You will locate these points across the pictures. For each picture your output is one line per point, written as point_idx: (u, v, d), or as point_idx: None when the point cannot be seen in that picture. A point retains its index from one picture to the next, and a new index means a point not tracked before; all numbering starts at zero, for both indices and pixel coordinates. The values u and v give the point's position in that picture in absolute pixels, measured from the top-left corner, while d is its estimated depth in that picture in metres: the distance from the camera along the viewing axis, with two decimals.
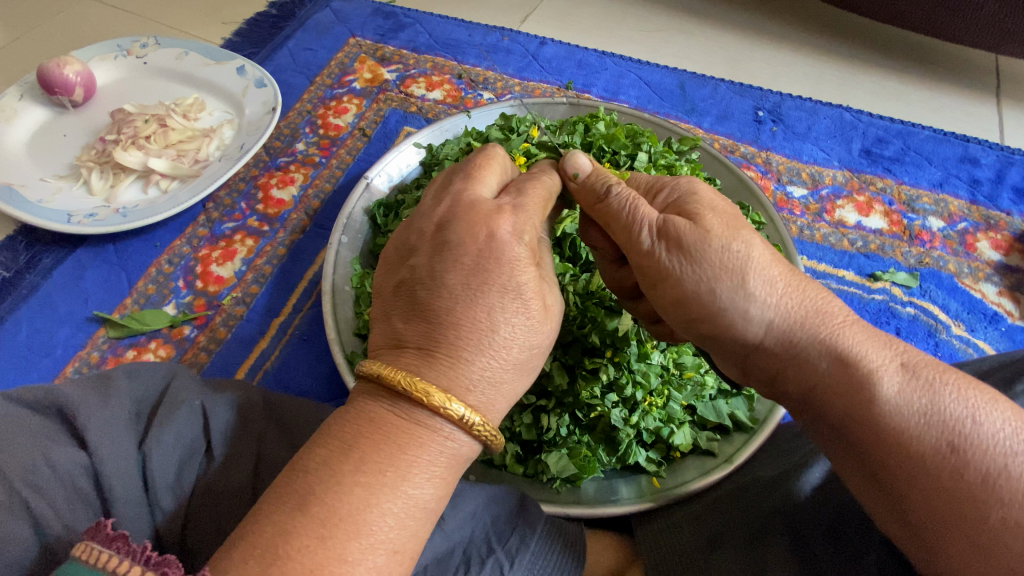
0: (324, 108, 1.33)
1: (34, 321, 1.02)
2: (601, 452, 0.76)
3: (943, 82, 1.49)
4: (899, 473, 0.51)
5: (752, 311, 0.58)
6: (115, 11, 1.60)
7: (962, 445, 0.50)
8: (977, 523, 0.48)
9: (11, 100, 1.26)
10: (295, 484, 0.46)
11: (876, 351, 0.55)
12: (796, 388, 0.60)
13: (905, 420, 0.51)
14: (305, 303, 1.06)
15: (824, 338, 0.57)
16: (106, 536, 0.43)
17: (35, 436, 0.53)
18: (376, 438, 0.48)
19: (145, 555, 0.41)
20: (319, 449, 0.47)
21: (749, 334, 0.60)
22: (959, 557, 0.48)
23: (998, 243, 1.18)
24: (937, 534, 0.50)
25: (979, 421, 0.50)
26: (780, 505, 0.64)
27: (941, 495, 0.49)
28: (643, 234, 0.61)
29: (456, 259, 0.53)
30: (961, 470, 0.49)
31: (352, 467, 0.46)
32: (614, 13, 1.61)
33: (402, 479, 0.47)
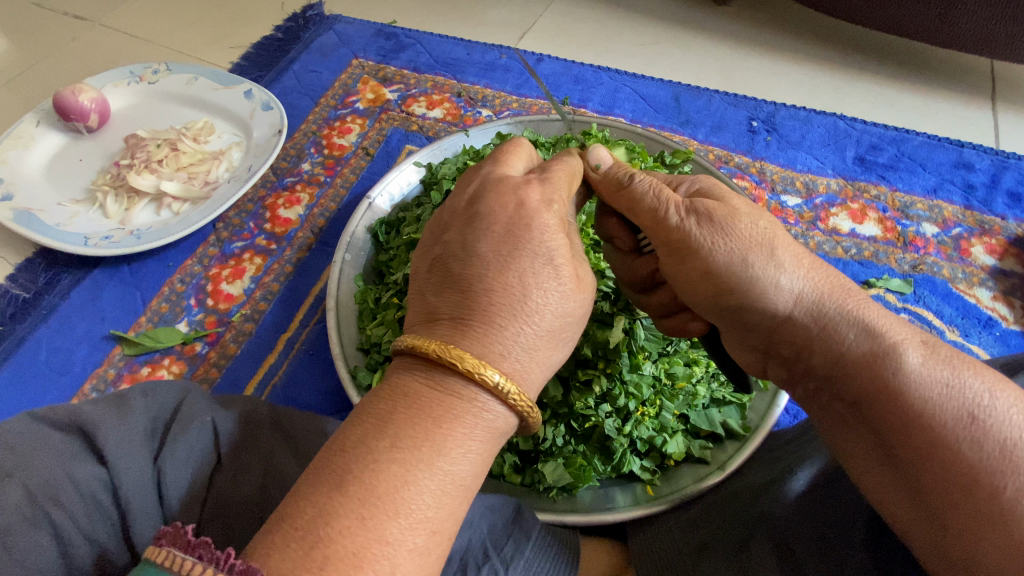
0: (329, 128, 1.38)
1: (53, 340, 1.07)
2: (596, 461, 0.79)
3: (938, 88, 1.50)
4: (918, 440, 0.50)
5: (781, 282, 0.60)
6: (128, 38, 1.67)
7: (981, 415, 0.49)
8: (991, 495, 0.46)
9: (29, 127, 1.32)
10: (374, 481, 0.45)
11: (896, 328, 0.55)
12: (819, 358, 0.59)
13: (928, 389, 0.50)
14: (311, 319, 1.10)
15: (849, 313, 0.58)
16: (186, 543, 0.42)
17: (58, 453, 0.57)
18: (428, 420, 0.49)
19: (229, 562, 0.41)
20: (396, 446, 0.47)
21: (777, 305, 0.61)
22: (973, 526, 0.46)
23: (993, 248, 1.19)
24: (951, 505, 0.47)
25: (995, 397, 0.50)
26: (764, 513, 0.66)
27: (957, 463, 0.48)
28: (670, 212, 0.63)
29: (489, 230, 0.57)
30: (980, 441, 0.48)
31: (436, 468, 0.48)
32: (610, 27, 1.64)
33: (438, 454, 0.48)
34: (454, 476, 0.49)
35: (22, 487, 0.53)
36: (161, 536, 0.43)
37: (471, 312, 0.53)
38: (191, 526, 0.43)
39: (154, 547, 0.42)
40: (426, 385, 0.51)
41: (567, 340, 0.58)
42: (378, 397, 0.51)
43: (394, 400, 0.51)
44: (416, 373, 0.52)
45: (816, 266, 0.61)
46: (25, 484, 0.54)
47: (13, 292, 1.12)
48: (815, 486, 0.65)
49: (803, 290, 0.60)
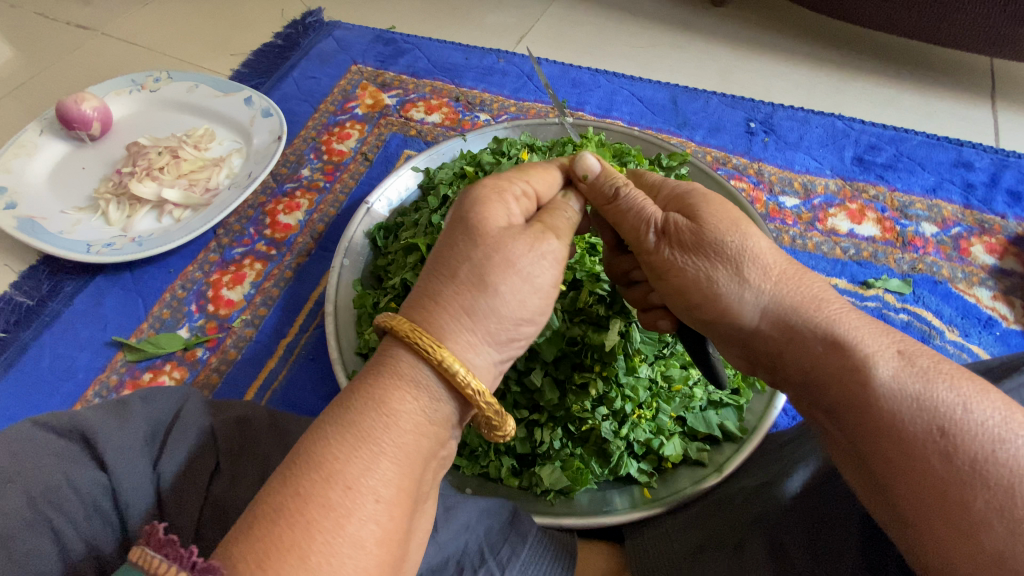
0: (328, 134, 1.39)
1: (56, 346, 1.08)
2: (593, 464, 0.79)
3: (937, 86, 1.50)
4: (887, 454, 0.50)
5: (747, 297, 0.61)
6: (130, 46, 1.68)
7: (952, 430, 0.48)
8: (960, 508, 0.46)
9: (33, 135, 1.33)
10: (324, 457, 0.46)
11: (873, 339, 0.55)
12: (796, 368, 0.60)
13: (897, 403, 0.51)
14: (311, 324, 1.11)
15: (819, 324, 0.58)
16: (156, 542, 0.41)
17: (59, 459, 0.58)
18: (379, 402, 0.49)
19: (190, 560, 0.40)
20: (350, 422, 0.48)
21: (744, 320, 0.62)
22: (944, 539, 0.46)
23: (993, 247, 1.19)
24: (921, 517, 0.48)
25: (969, 409, 0.49)
26: (760, 514, 0.66)
27: (926, 476, 0.48)
28: (647, 233, 0.64)
29: (454, 215, 0.59)
30: (950, 455, 0.48)
31: (386, 446, 0.48)
32: (608, 30, 1.65)
33: (387, 436, 0.48)
34: (403, 454, 0.49)
35: (24, 492, 0.54)
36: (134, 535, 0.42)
37: (436, 294, 0.54)
38: (162, 525, 0.42)
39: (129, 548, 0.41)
40: (387, 363, 0.52)
41: (524, 323, 0.57)
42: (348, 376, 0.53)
43: (358, 379, 0.52)
44: (381, 353, 0.54)
45: (798, 272, 0.62)
46: (27, 490, 0.55)
47: (17, 300, 1.13)
48: (811, 487, 0.65)
49: (793, 290, 0.60)
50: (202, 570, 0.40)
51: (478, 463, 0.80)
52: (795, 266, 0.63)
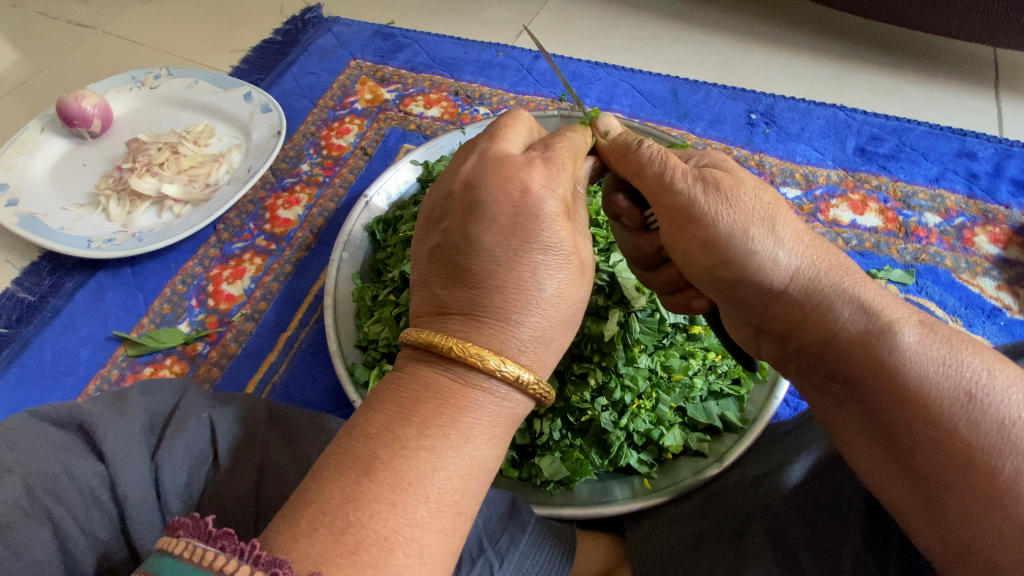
0: (327, 129, 1.39)
1: (58, 342, 1.08)
2: (593, 455, 0.79)
3: (939, 76, 1.48)
4: (910, 418, 0.49)
5: (779, 257, 0.59)
6: (130, 44, 1.69)
7: (979, 395, 0.47)
8: (988, 475, 0.45)
9: (33, 133, 1.33)
10: (404, 467, 0.45)
11: (895, 308, 0.55)
12: (812, 336, 0.59)
13: (921, 367, 0.50)
14: (311, 317, 1.11)
15: (844, 291, 0.57)
16: (209, 534, 0.41)
17: (58, 449, 0.58)
18: (450, 414, 0.49)
19: (255, 554, 0.40)
20: (427, 441, 0.47)
21: (773, 282, 0.60)
22: (971, 508, 0.45)
23: (997, 236, 1.18)
24: (945, 484, 0.47)
25: (994, 376, 0.48)
26: (763, 504, 0.65)
27: (950, 440, 0.47)
28: (675, 174, 0.62)
29: (494, 221, 0.54)
30: (977, 420, 0.46)
31: (464, 454, 0.48)
32: (607, 22, 1.64)
33: (464, 442, 0.48)
34: (483, 458, 0.50)
35: (22, 482, 0.54)
36: (177, 527, 0.42)
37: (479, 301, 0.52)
38: (212, 516, 0.41)
39: (171, 539, 0.41)
40: (444, 375, 0.50)
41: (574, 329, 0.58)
42: (397, 391, 0.50)
43: (415, 395, 0.50)
44: (435, 365, 0.51)
45: (817, 244, 0.60)
46: (24, 479, 0.55)
47: (19, 296, 1.13)
48: (809, 479, 0.64)
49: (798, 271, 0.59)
50: (266, 563, 0.40)
51: None
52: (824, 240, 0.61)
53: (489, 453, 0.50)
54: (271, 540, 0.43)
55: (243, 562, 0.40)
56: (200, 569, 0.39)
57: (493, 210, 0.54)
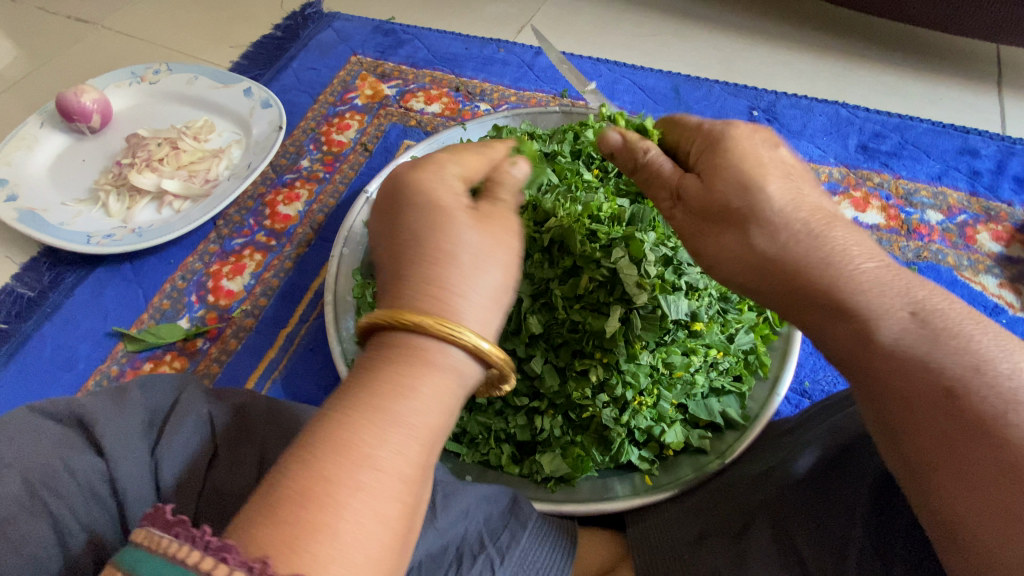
0: (327, 125, 1.38)
1: (57, 337, 1.08)
2: (594, 452, 0.78)
3: (942, 74, 1.48)
4: (909, 399, 0.48)
5: (780, 235, 0.55)
6: (130, 39, 1.68)
7: (981, 378, 0.45)
8: (989, 453, 0.43)
9: (33, 128, 1.33)
10: (339, 437, 0.45)
11: (899, 283, 0.51)
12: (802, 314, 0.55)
13: (932, 342, 0.47)
14: (311, 314, 1.10)
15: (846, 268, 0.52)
16: (164, 521, 0.41)
17: (57, 444, 0.57)
18: (383, 381, 0.47)
19: (204, 538, 0.39)
20: (367, 410, 0.46)
21: (761, 263, 0.56)
22: (967, 484, 0.44)
23: (999, 234, 1.17)
24: (942, 461, 0.46)
25: (1003, 359, 0.46)
26: (765, 500, 0.65)
27: (953, 417, 0.45)
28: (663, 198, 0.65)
29: (411, 204, 0.55)
30: (982, 397, 0.45)
31: (406, 424, 0.46)
32: (609, 18, 1.63)
33: (399, 408, 0.46)
34: (429, 426, 0.48)
35: (20, 477, 0.54)
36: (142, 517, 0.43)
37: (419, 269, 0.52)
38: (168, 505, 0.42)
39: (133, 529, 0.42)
40: (380, 348, 0.50)
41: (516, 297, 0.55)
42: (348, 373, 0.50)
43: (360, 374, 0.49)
44: (375, 341, 0.51)
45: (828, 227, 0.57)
46: (23, 474, 0.54)
47: (18, 291, 1.13)
48: (810, 475, 0.64)
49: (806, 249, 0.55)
50: (216, 547, 0.39)
51: (478, 450, 0.81)
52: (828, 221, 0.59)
53: (436, 419, 0.48)
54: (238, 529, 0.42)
55: (195, 548, 0.39)
56: (156, 555, 0.40)
57: (411, 197, 0.56)
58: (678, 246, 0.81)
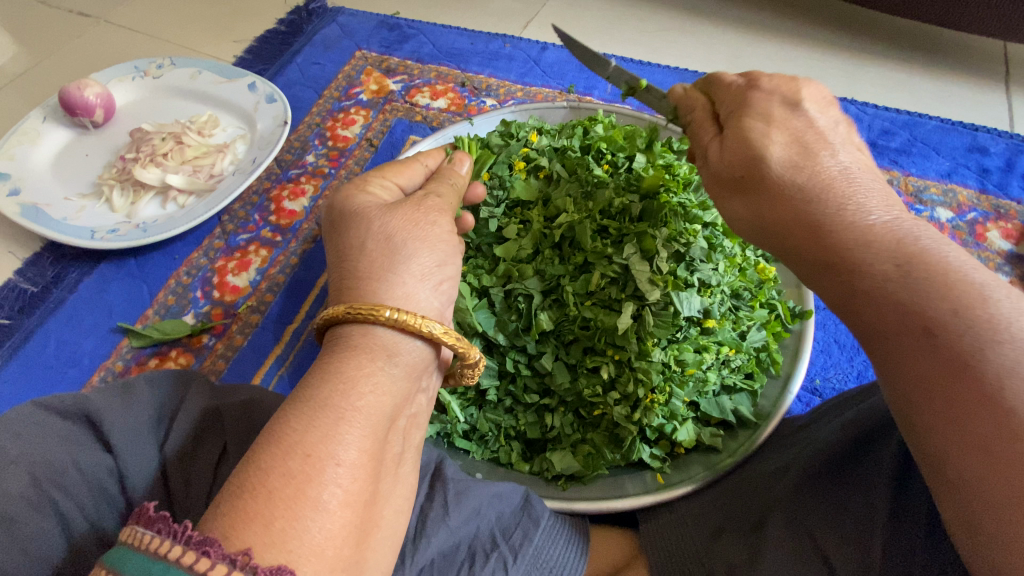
0: (333, 120, 1.37)
1: (61, 333, 1.07)
2: (606, 450, 0.77)
3: (951, 71, 1.47)
4: (916, 376, 0.45)
5: (825, 211, 0.53)
6: (133, 34, 1.67)
7: (993, 350, 0.41)
8: (987, 413, 0.40)
9: (35, 123, 1.32)
10: (284, 429, 0.46)
11: (924, 254, 0.47)
12: (829, 284, 0.52)
13: (931, 302, 0.44)
14: (317, 310, 1.09)
15: (862, 239, 0.50)
16: (147, 518, 0.40)
17: (65, 440, 0.57)
18: (325, 368, 0.50)
19: (186, 534, 0.39)
20: (309, 403, 0.47)
21: (796, 246, 0.55)
22: (963, 445, 0.41)
23: (1009, 232, 1.17)
24: (941, 422, 0.43)
25: (1019, 328, 0.42)
26: (782, 497, 0.64)
27: (950, 377, 0.42)
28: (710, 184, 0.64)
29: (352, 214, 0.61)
30: (984, 355, 0.42)
31: (352, 410, 0.48)
32: (615, 14, 1.62)
33: (341, 396, 0.48)
34: (380, 409, 0.50)
35: (28, 474, 0.53)
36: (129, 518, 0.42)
37: (357, 269, 0.57)
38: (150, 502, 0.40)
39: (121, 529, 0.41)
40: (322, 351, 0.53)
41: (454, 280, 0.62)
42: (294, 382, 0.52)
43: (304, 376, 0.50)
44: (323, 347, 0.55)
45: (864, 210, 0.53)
46: (30, 470, 0.53)
47: (21, 287, 1.12)
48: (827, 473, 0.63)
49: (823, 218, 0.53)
50: (197, 542, 0.39)
51: (488, 448, 0.81)
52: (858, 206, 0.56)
53: (387, 400, 0.50)
54: (213, 524, 0.41)
55: (177, 543, 0.39)
56: (141, 554, 0.39)
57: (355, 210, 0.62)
58: (691, 241, 0.79)
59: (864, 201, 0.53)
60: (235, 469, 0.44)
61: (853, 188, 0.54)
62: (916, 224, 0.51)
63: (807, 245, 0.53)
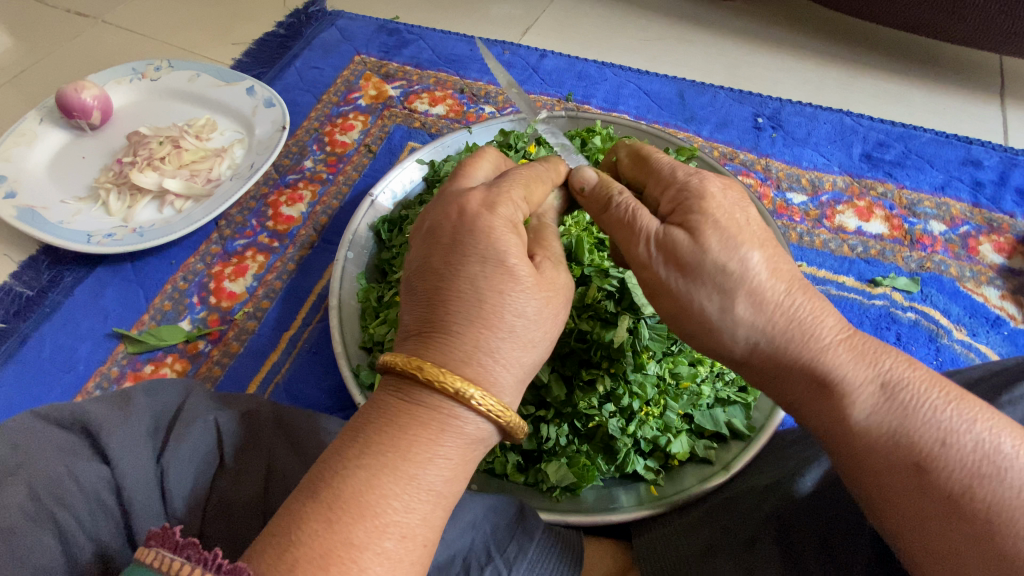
0: (331, 125, 1.37)
1: (57, 338, 1.07)
2: (600, 461, 0.79)
3: (945, 83, 1.48)
4: (868, 484, 0.53)
5: (739, 332, 0.60)
6: (131, 34, 1.66)
7: (929, 466, 0.50)
8: (939, 542, 0.49)
9: (32, 124, 1.31)
10: (376, 501, 0.47)
11: (855, 372, 0.55)
12: (785, 401, 0.61)
13: (875, 441, 0.53)
14: (314, 317, 1.10)
15: (807, 359, 0.57)
16: (175, 543, 0.43)
17: (62, 452, 0.57)
18: (405, 432, 0.50)
19: (216, 562, 0.42)
20: (395, 470, 0.48)
21: (736, 354, 0.62)
22: (926, 567, 0.49)
23: (1001, 246, 1.18)
24: (906, 545, 0.51)
25: (948, 444, 0.50)
26: (771, 514, 0.65)
27: (906, 509, 0.51)
28: (639, 245, 0.62)
29: (437, 243, 0.58)
30: (926, 490, 0.50)
31: (425, 483, 0.49)
32: (615, 22, 1.63)
33: (436, 481, 0.50)
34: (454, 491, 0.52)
35: (25, 486, 0.53)
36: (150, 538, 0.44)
37: (471, 337, 0.53)
38: (178, 527, 0.43)
39: (145, 549, 0.43)
40: (410, 418, 0.50)
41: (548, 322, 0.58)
42: (362, 427, 0.51)
43: (387, 431, 0.50)
44: (387, 384, 0.54)
45: (783, 308, 0.58)
46: (28, 483, 0.54)
47: (17, 290, 1.11)
48: (818, 490, 0.65)
49: (762, 339, 0.59)
50: (225, 570, 0.42)
51: (483, 459, 0.80)
52: (801, 291, 0.59)
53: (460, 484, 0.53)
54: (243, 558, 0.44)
55: (208, 570, 0.42)
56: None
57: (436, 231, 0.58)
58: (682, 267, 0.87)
59: (792, 309, 0.59)
60: (296, 530, 0.45)
61: (799, 306, 0.59)
62: (842, 349, 0.57)
63: (765, 372, 0.62)
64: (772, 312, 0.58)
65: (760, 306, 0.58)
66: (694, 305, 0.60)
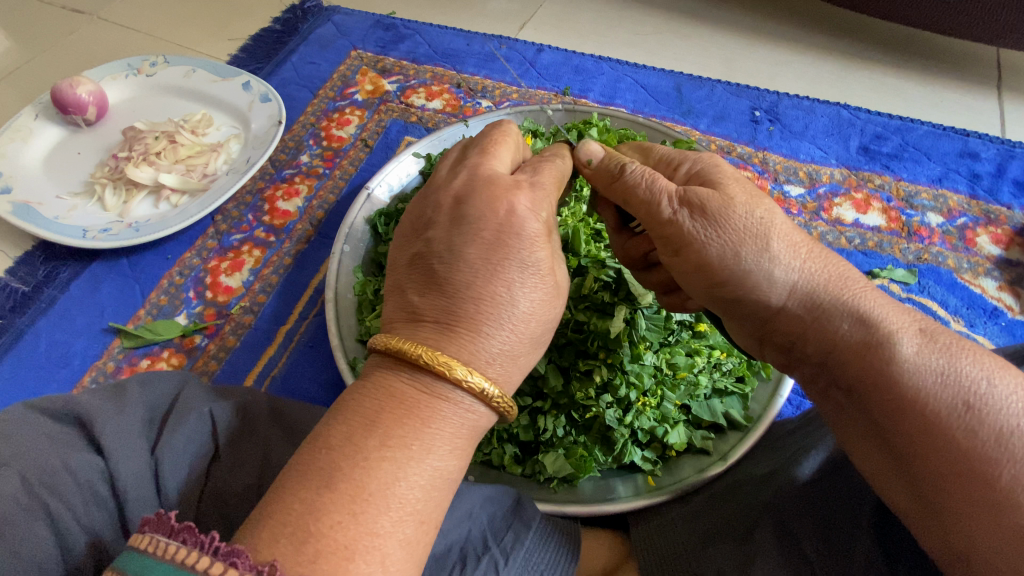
0: (328, 120, 1.37)
1: (53, 333, 1.06)
2: (597, 452, 0.78)
3: (942, 76, 1.48)
4: (909, 425, 0.51)
5: (776, 273, 0.60)
6: (126, 30, 1.66)
7: (977, 405, 0.49)
8: (986, 482, 0.47)
9: (27, 120, 1.31)
10: (365, 478, 0.46)
11: (895, 317, 0.56)
12: (816, 352, 0.60)
13: (922, 378, 0.51)
14: (311, 310, 1.10)
15: (845, 301, 0.58)
16: (170, 529, 0.42)
17: (56, 443, 0.56)
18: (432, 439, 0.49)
19: (213, 545, 0.41)
20: (384, 456, 0.47)
21: (772, 298, 0.61)
22: (968, 511, 0.47)
23: (998, 237, 1.18)
24: (945, 493, 0.48)
25: (993, 385, 0.50)
26: (769, 503, 0.65)
27: (953, 450, 0.48)
28: (663, 204, 0.63)
29: (478, 235, 0.55)
30: (974, 428, 0.48)
31: (413, 467, 0.48)
32: (612, 16, 1.62)
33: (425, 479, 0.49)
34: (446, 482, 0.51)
35: (19, 477, 0.53)
36: (144, 524, 0.44)
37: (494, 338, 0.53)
38: (174, 513, 0.43)
39: (138, 535, 0.43)
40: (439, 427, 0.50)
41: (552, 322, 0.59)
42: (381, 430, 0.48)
43: (414, 435, 0.48)
44: (402, 374, 0.51)
45: (814, 255, 0.61)
46: (21, 474, 0.53)
47: (13, 286, 1.11)
48: (815, 479, 0.64)
49: (800, 279, 0.60)
50: (223, 552, 0.40)
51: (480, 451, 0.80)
52: (821, 247, 0.62)
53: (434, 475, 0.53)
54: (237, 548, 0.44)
55: (204, 553, 0.41)
56: (164, 561, 0.41)
57: (477, 223, 0.56)
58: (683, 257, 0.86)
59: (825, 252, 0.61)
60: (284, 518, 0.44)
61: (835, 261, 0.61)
62: (879, 300, 0.57)
63: (797, 323, 0.61)
64: (805, 258, 0.60)
65: (796, 249, 0.60)
66: (729, 257, 0.60)
